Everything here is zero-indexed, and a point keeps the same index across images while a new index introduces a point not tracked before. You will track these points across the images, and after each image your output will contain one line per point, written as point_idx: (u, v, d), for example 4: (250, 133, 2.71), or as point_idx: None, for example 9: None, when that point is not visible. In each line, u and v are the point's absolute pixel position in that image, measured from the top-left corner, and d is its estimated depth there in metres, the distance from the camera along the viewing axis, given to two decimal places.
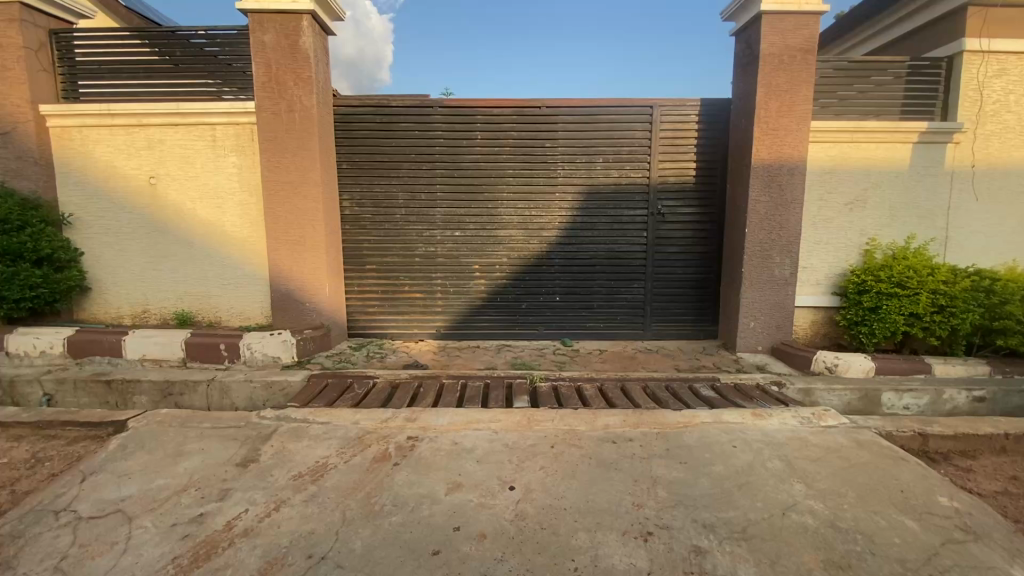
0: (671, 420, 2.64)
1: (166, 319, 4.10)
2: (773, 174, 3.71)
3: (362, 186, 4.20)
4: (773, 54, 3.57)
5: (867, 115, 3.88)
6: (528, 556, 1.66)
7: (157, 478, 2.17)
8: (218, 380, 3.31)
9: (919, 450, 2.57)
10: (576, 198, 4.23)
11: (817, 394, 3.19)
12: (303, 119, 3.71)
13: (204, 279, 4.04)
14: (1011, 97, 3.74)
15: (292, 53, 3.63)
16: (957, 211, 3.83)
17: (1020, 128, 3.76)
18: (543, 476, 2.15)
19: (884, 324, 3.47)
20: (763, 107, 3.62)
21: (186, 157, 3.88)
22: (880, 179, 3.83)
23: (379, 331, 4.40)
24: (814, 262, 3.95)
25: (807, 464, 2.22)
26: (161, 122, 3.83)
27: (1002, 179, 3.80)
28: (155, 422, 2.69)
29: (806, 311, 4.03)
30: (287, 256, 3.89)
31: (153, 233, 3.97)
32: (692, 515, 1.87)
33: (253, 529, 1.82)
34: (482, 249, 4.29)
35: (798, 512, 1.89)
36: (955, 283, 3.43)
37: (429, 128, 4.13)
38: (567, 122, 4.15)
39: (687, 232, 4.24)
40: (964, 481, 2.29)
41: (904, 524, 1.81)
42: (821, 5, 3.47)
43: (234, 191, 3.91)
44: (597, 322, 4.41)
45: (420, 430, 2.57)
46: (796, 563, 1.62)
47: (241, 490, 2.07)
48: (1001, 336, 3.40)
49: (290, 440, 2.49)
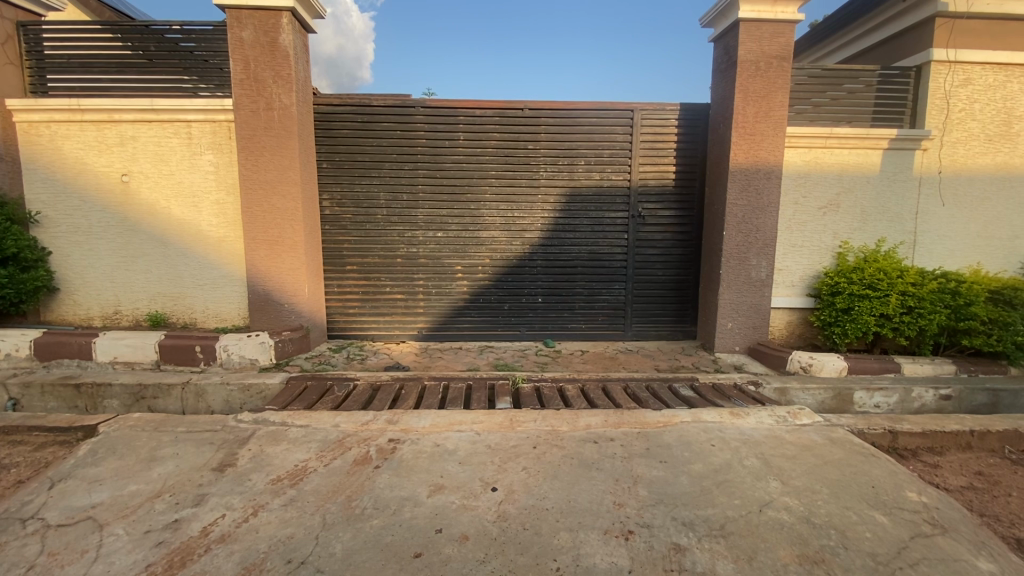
0: (651, 419, 2.67)
1: (139, 321, 3.99)
2: (750, 177, 3.78)
3: (343, 186, 4.15)
4: (750, 61, 3.65)
5: (840, 122, 3.98)
6: (510, 556, 1.66)
7: (130, 483, 2.12)
8: (193, 383, 3.24)
9: (889, 447, 2.63)
10: (558, 201, 4.25)
11: (792, 394, 3.28)
12: (281, 117, 3.65)
13: (179, 280, 3.94)
14: (975, 106, 3.89)
15: (271, 50, 3.57)
16: (925, 216, 3.97)
17: (983, 136, 3.92)
18: (525, 476, 2.15)
19: (856, 324, 3.56)
20: (741, 112, 3.70)
21: (160, 154, 3.79)
22: (853, 184, 3.94)
23: (359, 332, 4.36)
24: (790, 263, 4.04)
25: (782, 462, 2.27)
26: (134, 118, 3.73)
27: (968, 184, 3.95)
28: (126, 426, 2.62)
29: (782, 311, 4.11)
30: (265, 255, 3.83)
31: (125, 233, 3.87)
32: (671, 513, 1.90)
33: (231, 535, 1.79)
34: (464, 250, 4.28)
35: (774, 508, 1.93)
36: (923, 284, 3.55)
37: (411, 127, 4.10)
38: (550, 124, 4.17)
39: (667, 234, 4.31)
40: (932, 476, 2.36)
41: (875, 519, 1.87)
42: (797, 14, 3.57)
43: (209, 190, 3.83)
44: (579, 323, 4.44)
45: (401, 432, 2.55)
46: (772, 559, 1.66)
47: (218, 495, 2.03)
48: (966, 336, 3.53)
49: (268, 443, 2.45)
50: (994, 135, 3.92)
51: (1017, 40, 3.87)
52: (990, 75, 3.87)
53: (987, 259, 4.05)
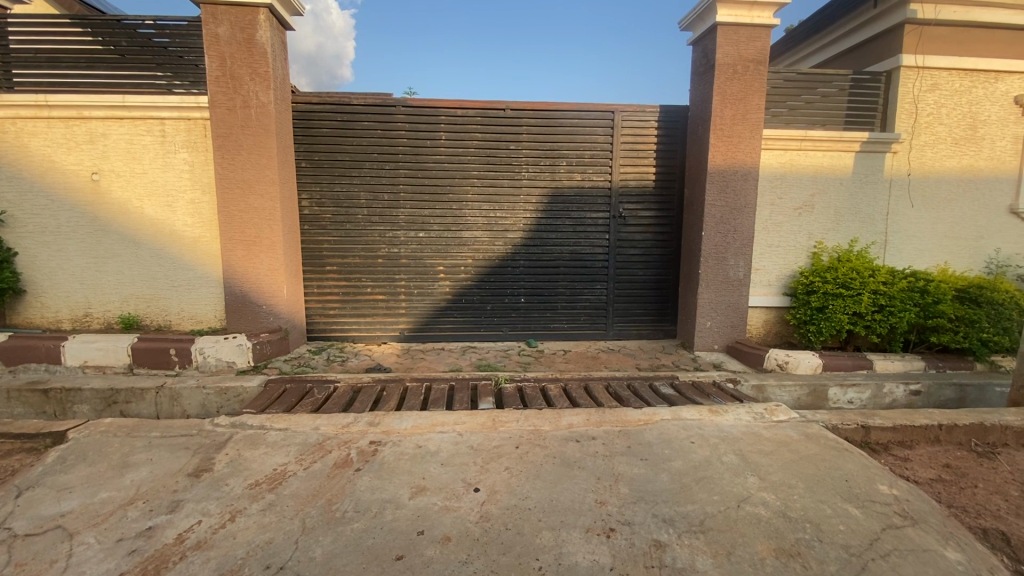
0: (632, 418, 2.70)
1: (111, 324, 3.88)
2: (727, 179, 3.85)
3: (322, 185, 4.10)
4: (727, 64, 3.72)
5: (814, 125, 4.07)
6: (493, 557, 1.66)
7: (101, 491, 2.06)
8: (168, 386, 3.16)
9: (862, 441, 2.69)
10: (540, 201, 4.27)
11: (769, 391, 3.35)
12: (259, 115, 3.59)
13: (153, 281, 3.84)
14: (942, 110, 4.02)
15: (247, 47, 3.51)
16: (896, 217, 4.09)
17: (950, 139, 4.05)
18: (508, 476, 2.16)
19: (830, 323, 3.65)
20: (719, 114, 3.76)
21: (132, 152, 3.69)
22: (827, 185, 4.03)
23: (340, 333, 4.30)
24: (766, 264, 4.12)
25: (760, 458, 2.32)
26: (105, 115, 3.62)
27: (936, 186, 4.08)
28: (97, 432, 2.54)
29: (759, 310, 4.19)
30: (242, 256, 3.75)
31: (95, 233, 3.75)
32: (652, 510, 1.93)
33: (207, 542, 1.75)
34: (447, 251, 4.27)
35: (751, 503, 1.97)
36: (893, 283, 3.66)
37: (392, 126, 4.07)
38: (532, 125, 4.18)
39: (647, 234, 4.35)
40: (903, 469, 2.43)
41: (849, 512, 1.92)
42: (772, 19, 3.65)
43: (184, 189, 3.74)
44: (561, 323, 4.46)
45: (383, 434, 2.53)
46: (749, 553, 1.69)
47: (193, 501, 1.99)
48: (934, 333, 3.65)
49: (246, 448, 2.41)
50: (960, 139, 4.06)
51: (980, 47, 4.02)
52: (956, 81, 4.00)
53: (954, 259, 4.19)
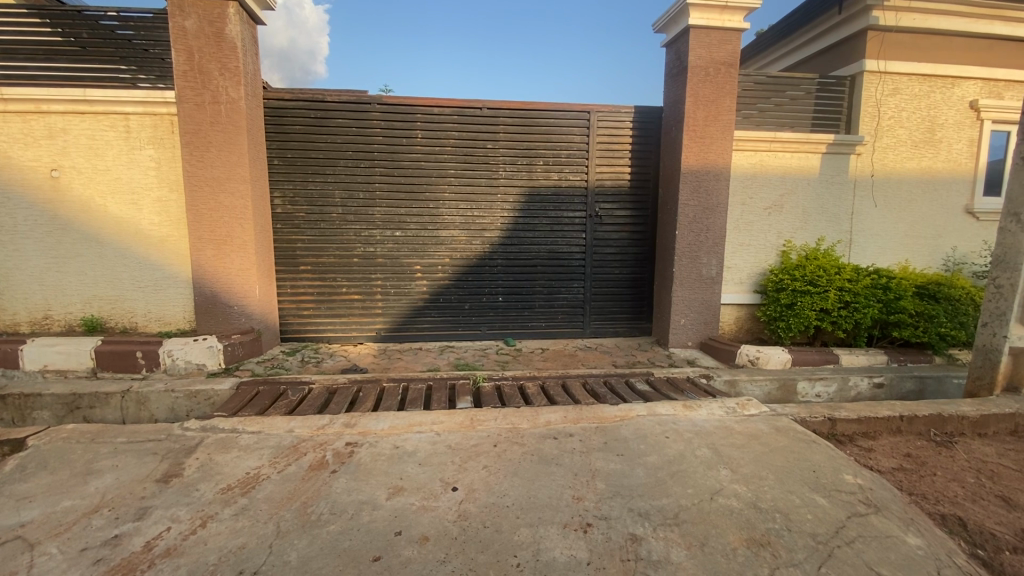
0: (608, 414, 2.74)
1: (72, 327, 3.73)
2: (700, 178, 3.92)
3: (295, 183, 4.03)
4: (700, 66, 3.79)
5: (783, 127, 4.18)
6: (471, 555, 1.66)
7: (64, 499, 1.99)
8: (134, 391, 3.06)
9: (829, 433, 2.78)
10: (517, 200, 4.27)
11: (741, 385, 3.43)
12: (229, 111, 3.50)
13: (117, 282, 3.72)
14: (903, 114, 4.18)
15: (216, 41, 3.42)
16: (860, 217, 4.24)
17: (911, 142, 4.21)
18: (486, 475, 2.16)
19: (799, 319, 3.76)
20: (691, 115, 3.83)
21: (94, 148, 3.56)
22: (796, 185, 4.15)
23: (315, 334, 4.24)
24: (738, 262, 4.22)
25: (732, 451, 2.38)
26: (65, 109, 3.48)
27: (897, 187, 4.24)
28: (59, 439, 2.45)
29: (731, 308, 4.28)
30: (212, 255, 3.66)
31: (55, 232, 3.61)
32: (628, 504, 1.96)
33: (176, 549, 1.70)
34: (423, 250, 4.24)
35: (724, 496, 2.02)
36: (858, 280, 3.80)
37: (367, 123, 4.02)
38: (509, 124, 4.18)
39: (623, 233, 4.41)
40: (867, 459, 2.52)
41: (816, 501, 1.99)
42: (742, 23, 3.73)
43: (150, 187, 3.63)
44: (539, 322, 4.48)
45: (359, 436, 2.50)
46: (722, 544, 1.73)
47: (162, 507, 1.93)
48: (896, 328, 3.79)
49: (217, 451, 2.35)
50: (920, 141, 4.22)
51: (939, 53, 4.20)
52: (916, 86, 4.17)
53: (914, 257, 4.37)
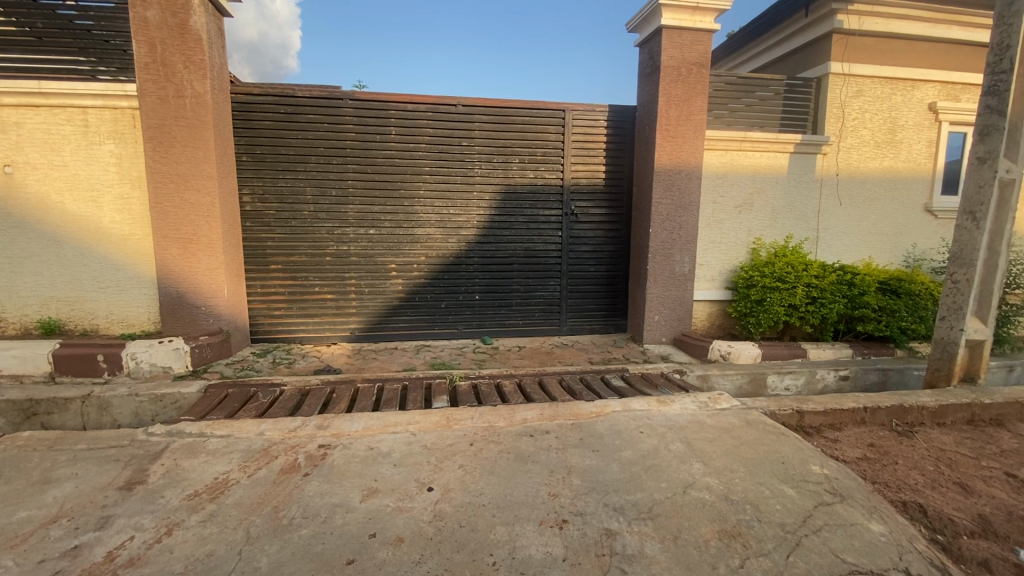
0: (584, 410, 2.76)
1: (28, 330, 3.57)
2: (673, 177, 3.98)
3: (265, 180, 3.93)
4: (672, 66, 3.84)
5: (752, 127, 4.27)
6: (446, 555, 1.65)
7: (19, 510, 1.90)
8: (95, 396, 2.95)
9: (797, 425, 2.86)
10: (493, 198, 4.26)
11: (713, 379, 3.50)
12: (194, 105, 3.39)
13: (76, 283, 3.57)
14: (866, 115, 4.32)
15: (180, 33, 3.31)
16: (826, 215, 4.36)
17: (874, 143, 4.36)
18: (461, 475, 2.15)
19: (769, 315, 3.86)
20: (664, 114, 3.89)
21: (50, 143, 3.41)
22: (765, 184, 4.25)
23: (287, 335, 4.15)
24: (710, 259, 4.29)
25: (704, 445, 2.42)
26: (18, 102, 3.32)
27: (861, 186, 4.38)
28: (14, 447, 2.34)
29: (704, 304, 4.36)
30: (178, 254, 3.55)
31: (8, 231, 3.44)
32: (603, 500, 1.97)
33: (140, 558, 1.65)
34: (398, 248, 4.19)
35: (697, 489, 2.05)
36: (825, 276, 3.92)
37: (339, 119, 3.94)
38: (484, 122, 4.16)
39: (598, 232, 4.45)
40: (833, 449, 2.59)
41: (785, 492, 2.04)
42: (713, 24, 3.80)
43: (111, 184, 3.49)
44: (515, 320, 4.48)
45: (332, 438, 2.46)
46: (694, 537, 1.76)
47: (125, 516, 1.87)
48: (860, 323, 3.91)
49: (183, 457, 2.28)
50: (882, 142, 4.37)
51: (899, 57, 4.35)
52: (878, 88, 4.31)
53: (877, 254, 4.52)
